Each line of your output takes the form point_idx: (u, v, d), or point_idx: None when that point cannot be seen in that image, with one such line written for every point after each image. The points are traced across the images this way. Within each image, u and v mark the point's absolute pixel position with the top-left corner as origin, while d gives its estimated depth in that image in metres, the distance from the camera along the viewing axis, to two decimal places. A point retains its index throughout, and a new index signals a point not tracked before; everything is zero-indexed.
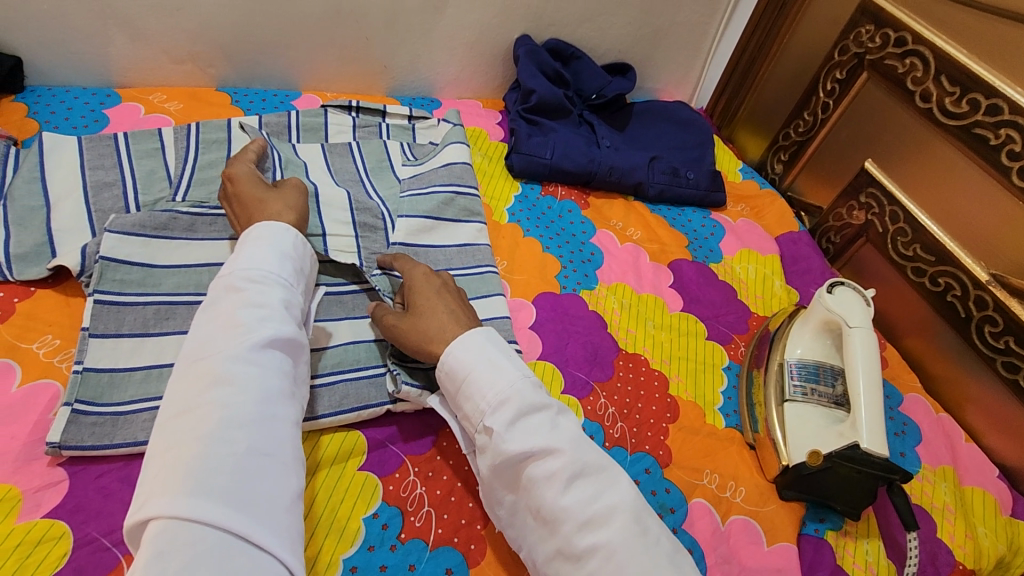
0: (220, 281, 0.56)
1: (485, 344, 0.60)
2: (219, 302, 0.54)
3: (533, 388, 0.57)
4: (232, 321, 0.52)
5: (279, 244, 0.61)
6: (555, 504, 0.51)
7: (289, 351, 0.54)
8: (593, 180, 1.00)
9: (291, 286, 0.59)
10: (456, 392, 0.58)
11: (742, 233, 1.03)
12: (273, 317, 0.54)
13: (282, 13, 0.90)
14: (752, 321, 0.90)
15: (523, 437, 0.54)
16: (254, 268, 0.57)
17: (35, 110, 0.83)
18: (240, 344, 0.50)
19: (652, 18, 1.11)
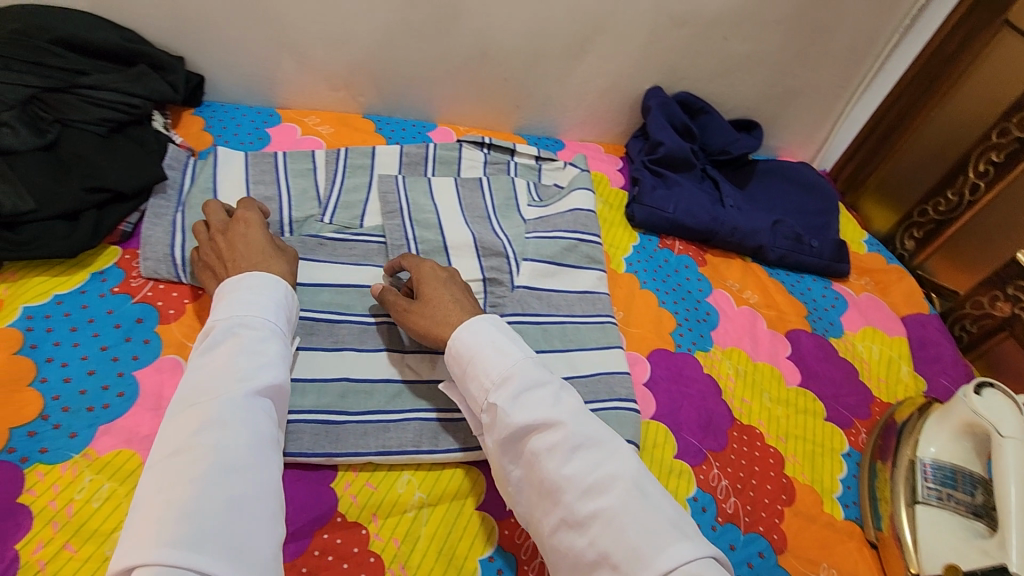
0: (208, 328, 0.57)
1: (489, 327, 0.61)
2: (210, 349, 0.55)
3: (534, 367, 0.59)
4: (227, 366, 0.53)
5: (268, 287, 0.60)
6: (557, 472, 0.52)
7: (279, 397, 0.56)
8: (713, 239, 0.99)
9: (281, 329, 0.59)
10: (462, 373, 0.60)
11: (865, 309, 0.98)
12: (263, 369, 0.55)
13: (433, 51, 0.96)
14: (875, 406, 0.86)
15: (527, 410, 0.55)
16: (249, 315, 0.58)
17: (210, 124, 0.92)
18: (235, 399, 0.52)
19: (787, 79, 1.09)
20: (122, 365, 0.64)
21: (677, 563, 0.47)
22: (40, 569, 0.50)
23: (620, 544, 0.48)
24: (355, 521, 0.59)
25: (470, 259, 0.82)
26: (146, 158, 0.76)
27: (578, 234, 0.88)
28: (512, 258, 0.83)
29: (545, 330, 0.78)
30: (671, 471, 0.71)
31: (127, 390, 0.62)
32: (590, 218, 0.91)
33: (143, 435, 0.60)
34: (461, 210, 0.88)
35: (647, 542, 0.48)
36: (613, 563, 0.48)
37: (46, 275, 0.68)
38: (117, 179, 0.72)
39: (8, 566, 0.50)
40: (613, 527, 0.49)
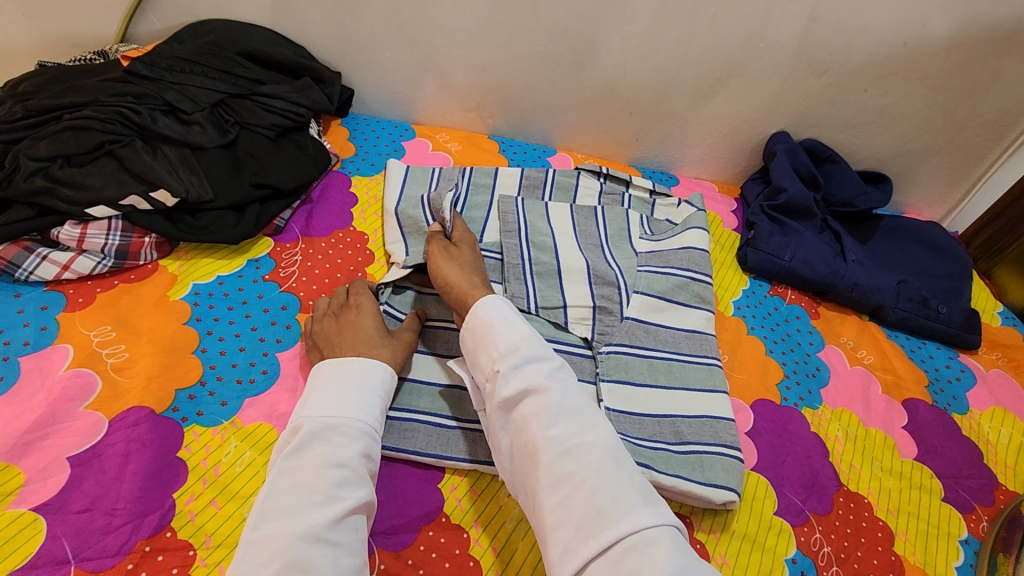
0: (298, 423, 0.57)
1: (502, 303, 0.66)
2: (301, 449, 0.54)
3: (540, 343, 0.62)
4: (312, 483, 0.52)
5: (365, 384, 0.61)
6: (540, 436, 0.54)
7: (366, 513, 0.55)
8: (829, 292, 0.95)
9: (374, 435, 0.59)
10: (472, 341, 0.64)
11: (995, 386, 0.91)
12: (351, 481, 0.53)
13: (565, 82, 1.00)
14: (1000, 495, 0.79)
15: (524, 375, 0.58)
16: (344, 415, 0.57)
17: (353, 134, 1.00)
18: (324, 518, 0.50)
19: (927, 135, 1.04)
20: (267, 346, 0.71)
21: (638, 527, 0.48)
22: (190, 519, 0.57)
23: (588, 506, 0.50)
24: (458, 523, 0.62)
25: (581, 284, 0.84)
26: (304, 162, 0.85)
27: (689, 273, 0.88)
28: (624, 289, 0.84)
29: (651, 364, 0.78)
30: (771, 527, 0.69)
31: (270, 369, 0.69)
32: (703, 258, 0.91)
33: (281, 412, 0.66)
34: (575, 236, 0.91)
35: (616, 506, 0.50)
36: (578, 528, 0.49)
37: (211, 257, 0.78)
38: (278, 178, 0.81)
39: (165, 514, 0.56)
40: (583, 488, 0.51)
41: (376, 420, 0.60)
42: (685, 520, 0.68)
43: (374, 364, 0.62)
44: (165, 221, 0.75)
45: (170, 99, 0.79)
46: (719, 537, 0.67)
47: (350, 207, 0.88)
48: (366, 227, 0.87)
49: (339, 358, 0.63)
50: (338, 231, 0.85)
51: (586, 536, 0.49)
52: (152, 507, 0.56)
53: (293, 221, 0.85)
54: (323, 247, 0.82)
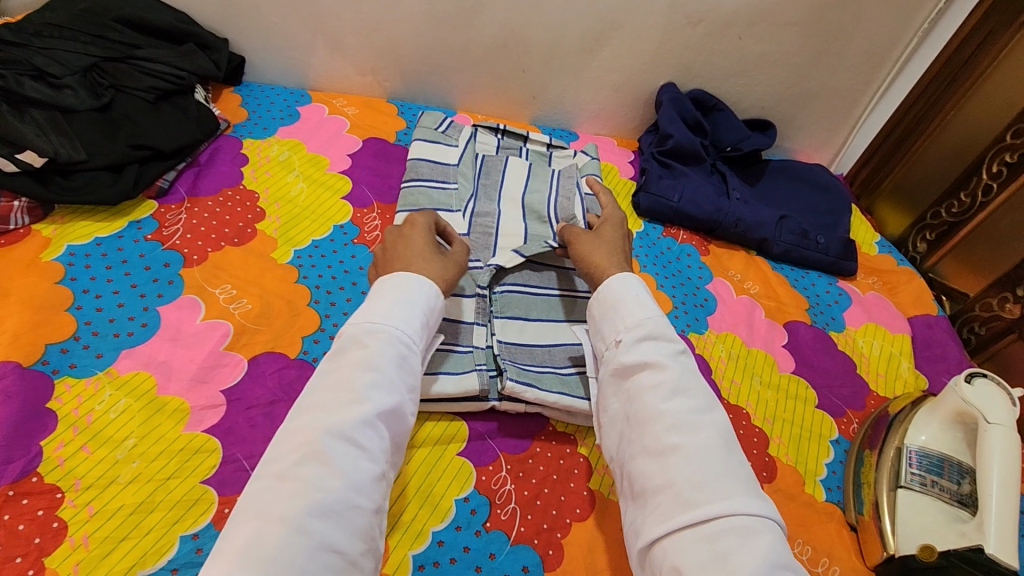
0: (347, 329, 0.55)
1: (637, 282, 0.66)
2: (341, 352, 0.53)
3: (668, 325, 0.61)
4: (348, 383, 0.50)
5: (413, 294, 0.59)
6: (652, 405, 0.54)
7: (396, 424, 0.52)
8: (717, 229, 1.01)
9: (414, 348, 0.56)
10: (599, 315, 0.65)
11: (870, 306, 0.98)
12: (384, 388, 0.51)
13: (456, 41, 1.02)
14: (870, 399, 0.85)
15: (642, 350, 0.58)
16: (388, 325, 0.55)
17: (246, 101, 1.00)
18: (351, 420, 0.48)
19: (803, 80, 1.11)
20: (148, 301, 0.70)
21: (733, 511, 0.46)
22: (58, 464, 0.56)
23: (687, 480, 0.48)
24: None
25: (489, 225, 0.84)
26: (187, 124, 0.85)
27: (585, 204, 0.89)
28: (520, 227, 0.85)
29: (544, 301, 0.78)
30: None
31: (150, 322, 0.68)
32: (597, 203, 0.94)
33: (160, 360, 0.66)
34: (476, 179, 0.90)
35: (715, 486, 0.48)
36: (676, 494, 0.48)
37: (90, 220, 0.76)
38: (159, 139, 0.81)
39: (31, 460, 0.56)
40: (687, 463, 0.49)
41: (418, 331, 0.57)
42: (568, 437, 0.70)
43: (416, 279, 0.60)
44: (36, 183, 0.74)
45: (37, 63, 0.77)
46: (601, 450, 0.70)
47: (240, 168, 0.89)
48: (257, 186, 0.87)
49: (393, 273, 0.61)
50: (226, 190, 0.85)
51: (682, 504, 0.48)
52: (17, 454, 0.56)
53: (180, 182, 0.84)
54: (209, 206, 0.82)
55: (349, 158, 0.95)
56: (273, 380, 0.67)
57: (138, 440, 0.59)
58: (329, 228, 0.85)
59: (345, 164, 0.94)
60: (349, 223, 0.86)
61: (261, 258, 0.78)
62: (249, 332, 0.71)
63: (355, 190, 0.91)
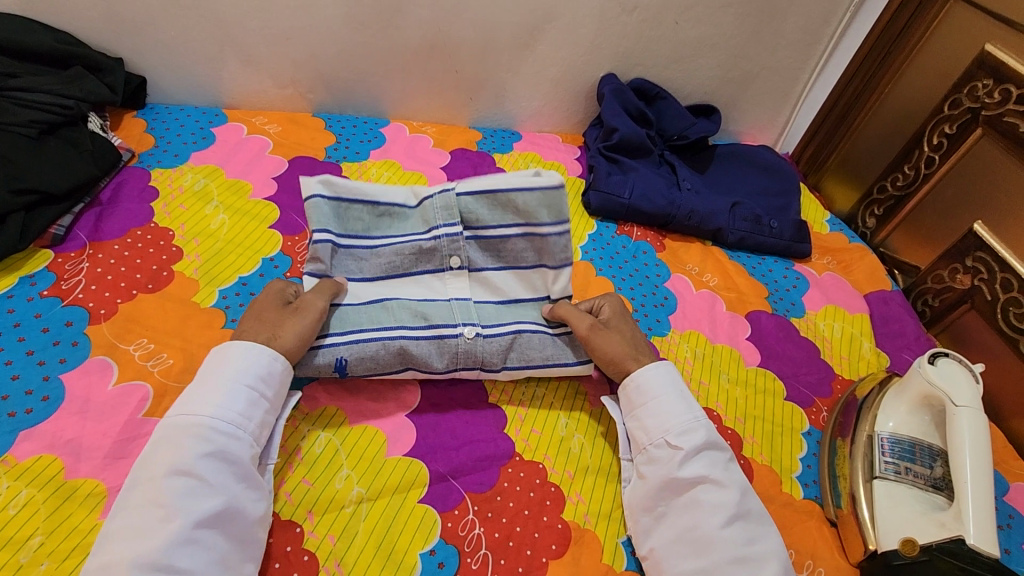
0: (162, 428, 0.53)
1: (678, 379, 0.67)
2: (153, 455, 0.51)
3: (714, 432, 0.63)
4: (157, 498, 0.49)
5: (227, 376, 0.56)
6: (716, 530, 0.56)
7: (230, 524, 0.51)
8: (671, 223, 0.98)
9: (238, 433, 0.54)
10: (640, 406, 0.65)
11: (827, 288, 0.97)
12: (200, 490, 0.50)
13: (379, 46, 0.95)
14: (837, 384, 0.84)
15: (699, 464, 0.60)
16: (206, 415, 0.53)
17: (152, 126, 0.90)
18: (162, 539, 0.47)
19: (741, 62, 1.08)
20: (48, 369, 0.62)
21: None
22: None
23: None
24: (290, 519, 0.57)
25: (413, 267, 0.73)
26: (79, 160, 0.76)
27: None
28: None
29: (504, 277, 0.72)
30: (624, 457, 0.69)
31: (52, 394, 0.60)
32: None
33: (67, 439, 0.57)
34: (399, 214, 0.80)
35: None
36: None
37: None
38: (45, 180, 0.71)
39: None
40: None
41: (239, 414, 0.55)
42: (537, 466, 0.66)
43: (234, 355, 0.57)
44: None
45: None
46: (573, 476, 0.66)
47: (150, 204, 0.80)
48: (170, 222, 0.78)
49: (215, 352, 0.59)
50: (135, 230, 0.76)
51: None
52: None
53: (78, 227, 0.74)
54: (115, 251, 0.73)
55: (274, 181, 0.87)
56: None
57: (45, 537, 0.52)
58: (258, 261, 0.77)
59: (270, 189, 0.86)
60: (280, 254, 0.78)
61: (181, 304, 0.70)
62: (172, 392, 0.63)
63: (284, 216, 0.83)
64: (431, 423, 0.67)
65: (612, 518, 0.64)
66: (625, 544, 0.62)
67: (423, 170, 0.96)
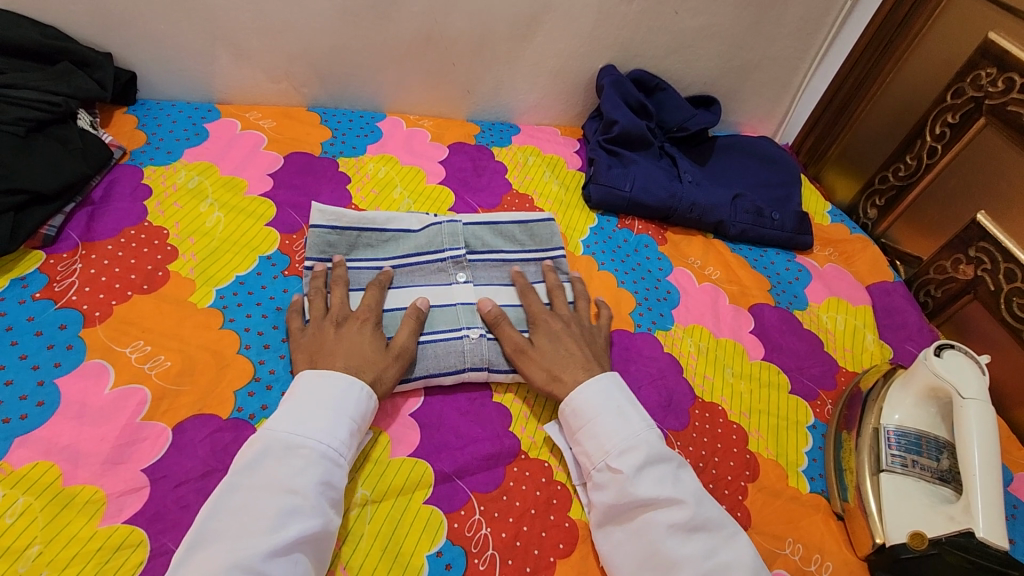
0: (266, 437, 0.53)
1: (615, 390, 0.63)
2: (256, 465, 0.51)
3: (660, 440, 0.60)
4: (262, 511, 0.48)
5: (338, 403, 0.56)
6: (676, 549, 0.54)
7: (318, 549, 0.50)
8: (672, 216, 0.97)
9: (341, 460, 0.54)
10: (580, 429, 0.62)
11: (830, 279, 0.96)
12: (303, 511, 0.49)
13: (374, 39, 0.93)
14: (841, 376, 0.84)
15: (649, 482, 0.57)
16: (313, 437, 0.53)
17: (143, 123, 0.88)
18: (264, 553, 0.46)
19: (741, 52, 1.07)
20: (42, 373, 0.60)
21: None
22: None
23: None
24: None
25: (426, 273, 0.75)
26: (68, 158, 0.74)
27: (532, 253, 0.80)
28: (471, 241, 0.78)
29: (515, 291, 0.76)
30: None
31: (47, 399, 0.59)
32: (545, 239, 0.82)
33: (63, 445, 0.56)
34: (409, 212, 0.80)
35: None
36: None
37: None
38: (34, 179, 0.70)
39: None
40: None
41: (345, 441, 0.55)
42: (542, 464, 0.65)
43: (347, 381, 0.58)
44: None
45: None
46: None
47: (143, 202, 0.78)
48: (164, 220, 0.77)
49: (323, 370, 0.59)
50: (128, 230, 0.74)
51: None
52: None
53: (70, 227, 0.73)
54: (108, 251, 0.71)
55: (270, 178, 0.86)
56: (204, 449, 0.58)
57: (44, 546, 0.50)
58: (254, 260, 0.75)
59: (266, 185, 0.84)
60: (277, 252, 0.77)
61: (177, 304, 0.69)
62: (171, 395, 0.61)
63: (281, 214, 0.81)
64: (435, 422, 0.66)
65: None
66: None
67: (421, 164, 0.94)
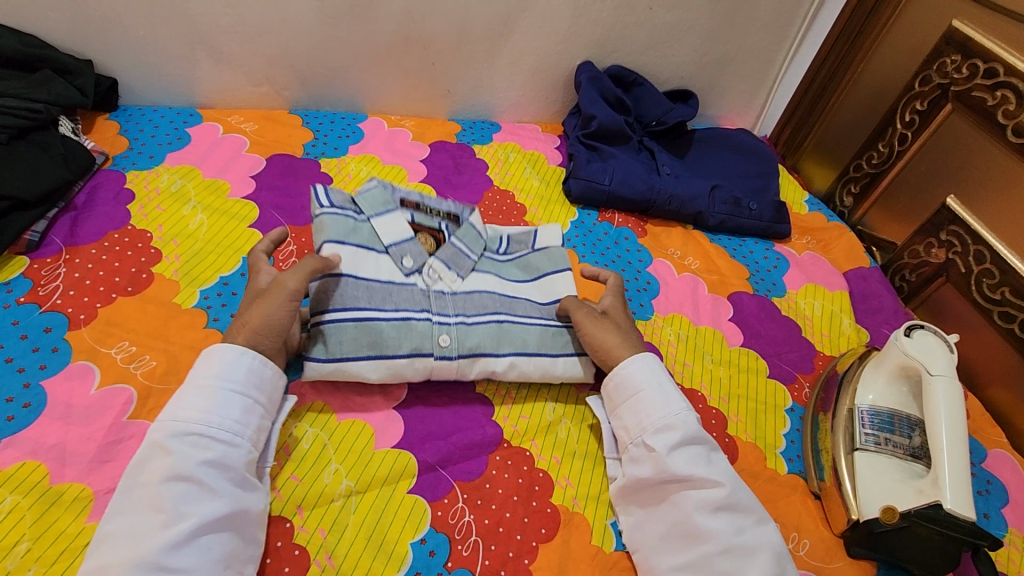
0: (153, 433, 0.52)
1: (659, 371, 0.65)
2: (144, 461, 0.51)
3: (696, 421, 0.62)
4: (154, 504, 0.48)
5: (225, 380, 0.55)
6: (703, 524, 0.56)
7: (232, 526, 0.51)
8: (651, 208, 0.99)
9: (236, 441, 0.54)
10: (622, 404, 0.65)
11: (807, 267, 0.98)
12: (200, 495, 0.50)
13: (353, 40, 0.94)
14: (818, 360, 0.85)
15: (683, 462, 0.59)
16: (198, 423, 0.53)
17: (125, 128, 0.89)
18: (166, 543, 0.47)
19: (717, 46, 1.09)
20: (29, 376, 0.61)
21: None
22: None
23: None
24: (279, 515, 0.57)
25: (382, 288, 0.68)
26: (50, 164, 0.75)
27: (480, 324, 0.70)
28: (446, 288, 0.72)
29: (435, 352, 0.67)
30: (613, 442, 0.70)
31: (33, 401, 0.60)
32: (477, 238, 0.78)
33: (50, 445, 0.57)
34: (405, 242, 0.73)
35: None
36: None
37: None
38: (16, 186, 0.70)
39: None
40: None
41: (237, 419, 0.55)
42: (524, 452, 0.67)
43: (229, 355, 0.57)
44: None
45: None
46: (560, 461, 0.67)
47: (126, 206, 0.79)
48: (148, 224, 0.77)
49: (207, 352, 0.58)
50: (112, 233, 0.75)
51: None
52: None
53: (53, 232, 0.74)
54: (92, 255, 0.72)
55: (252, 180, 0.87)
56: None
57: (32, 543, 0.51)
58: (238, 261, 0.76)
59: (248, 187, 0.85)
60: None
61: (161, 305, 0.70)
62: (156, 393, 0.62)
63: (263, 215, 0.82)
64: (420, 415, 0.67)
65: (601, 500, 0.65)
66: (614, 525, 0.63)
67: (403, 163, 0.96)
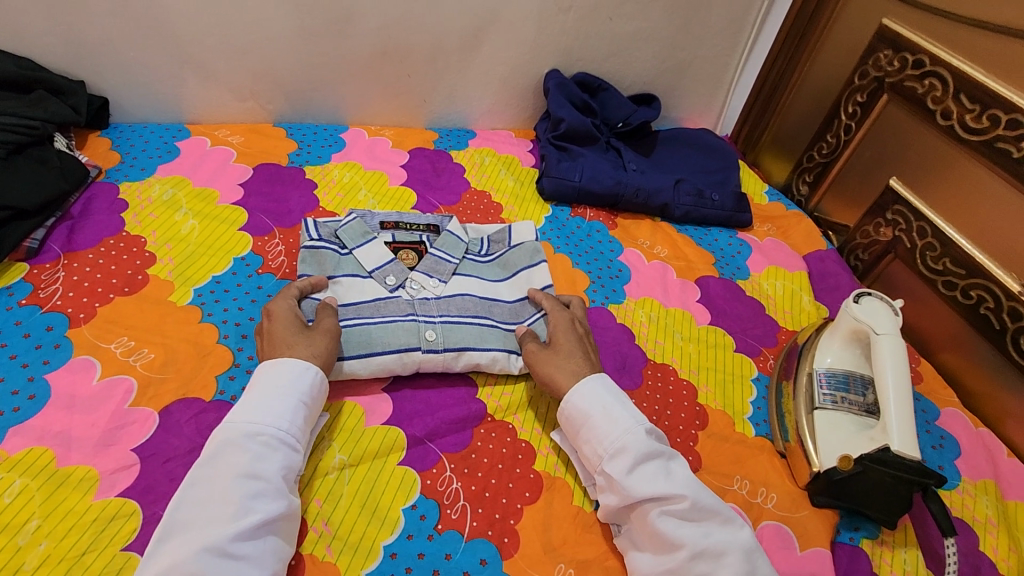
0: (225, 429, 0.56)
1: (605, 391, 0.65)
2: (215, 456, 0.54)
3: (648, 435, 0.62)
4: (223, 497, 0.51)
5: (291, 389, 0.59)
6: (673, 535, 0.56)
7: (282, 529, 0.54)
8: (620, 203, 1.05)
9: (295, 445, 0.58)
10: (577, 435, 0.65)
11: (769, 251, 1.05)
12: (265, 494, 0.53)
13: (333, 55, 1.00)
14: (781, 335, 0.91)
15: (643, 481, 0.59)
16: (267, 424, 0.56)
17: (117, 144, 0.94)
18: (231, 535, 0.50)
19: (675, 53, 1.17)
20: (33, 371, 0.65)
21: None
22: None
23: None
24: None
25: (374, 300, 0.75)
26: (48, 176, 0.79)
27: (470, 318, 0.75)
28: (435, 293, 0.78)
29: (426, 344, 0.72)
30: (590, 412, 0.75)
31: (38, 393, 0.63)
32: (458, 242, 0.84)
33: (56, 432, 0.60)
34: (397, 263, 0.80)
35: None
36: None
37: None
38: (16, 196, 0.74)
39: None
40: None
41: (298, 427, 0.58)
42: (507, 425, 0.71)
43: (299, 366, 0.61)
44: None
45: None
46: (541, 432, 0.71)
47: (120, 214, 0.83)
48: (142, 230, 0.82)
49: (275, 360, 0.62)
50: (107, 240, 0.79)
51: None
52: None
53: (51, 240, 0.77)
54: (89, 259, 0.76)
55: (241, 188, 0.91)
56: (190, 428, 0.63)
57: (42, 520, 0.54)
58: (229, 261, 0.81)
59: (237, 195, 0.90)
60: (251, 253, 0.82)
61: (158, 303, 0.74)
62: (156, 383, 0.66)
63: (252, 219, 0.87)
64: (408, 395, 0.71)
65: None
66: None
67: (384, 168, 1.01)
